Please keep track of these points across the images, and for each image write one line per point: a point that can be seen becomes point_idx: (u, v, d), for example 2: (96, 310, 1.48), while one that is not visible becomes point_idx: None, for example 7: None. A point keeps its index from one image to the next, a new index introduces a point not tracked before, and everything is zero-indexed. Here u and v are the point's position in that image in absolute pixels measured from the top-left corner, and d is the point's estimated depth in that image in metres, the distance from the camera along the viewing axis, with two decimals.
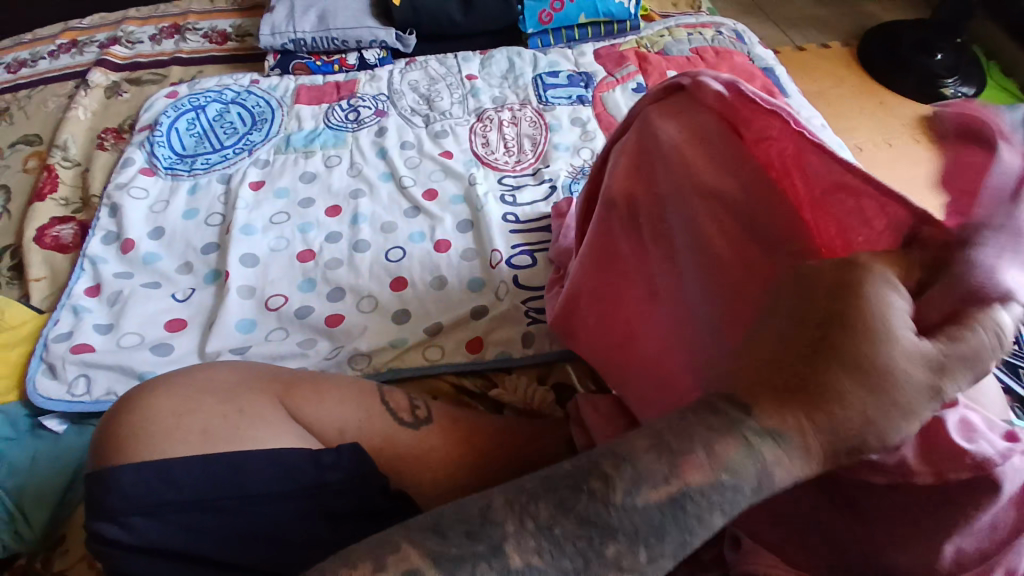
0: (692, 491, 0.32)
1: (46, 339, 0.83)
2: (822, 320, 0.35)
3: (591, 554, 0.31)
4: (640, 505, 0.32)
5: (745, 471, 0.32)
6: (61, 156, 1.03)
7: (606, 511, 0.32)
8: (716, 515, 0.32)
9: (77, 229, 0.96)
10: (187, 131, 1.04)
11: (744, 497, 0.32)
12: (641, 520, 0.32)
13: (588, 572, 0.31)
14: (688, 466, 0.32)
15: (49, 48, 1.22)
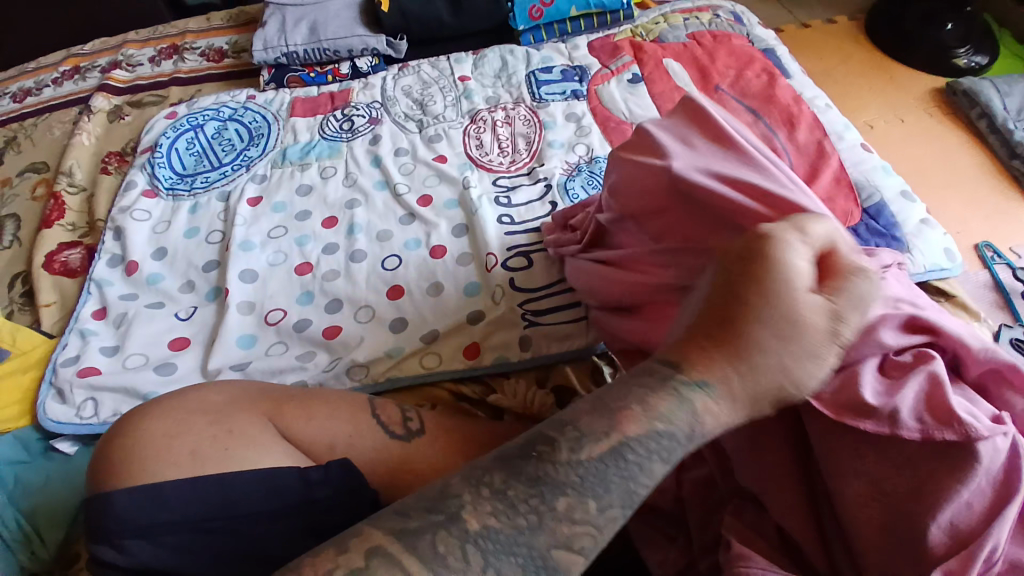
0: (629, 439, 0.41)
1: (55, 364, 0.85)
2: (736, 284, 0.45)
3: (543, 509, 0.39)
4: (584, 457, 0.40)
5: (676, 419, 0.42)
6: (66, 182, 1.06)
7: (552, 468, 0.40)
8: (654, 459, 0.41)
9: (84, 253, 0.98)
10: (187, 151, 1.06)
11: (678, 443, 0.41)
12: (584, 471, 0.40)
13: (541, 523, 0.38)
14: (626, 420, 0.41)
15: (54, 76, 1.25)
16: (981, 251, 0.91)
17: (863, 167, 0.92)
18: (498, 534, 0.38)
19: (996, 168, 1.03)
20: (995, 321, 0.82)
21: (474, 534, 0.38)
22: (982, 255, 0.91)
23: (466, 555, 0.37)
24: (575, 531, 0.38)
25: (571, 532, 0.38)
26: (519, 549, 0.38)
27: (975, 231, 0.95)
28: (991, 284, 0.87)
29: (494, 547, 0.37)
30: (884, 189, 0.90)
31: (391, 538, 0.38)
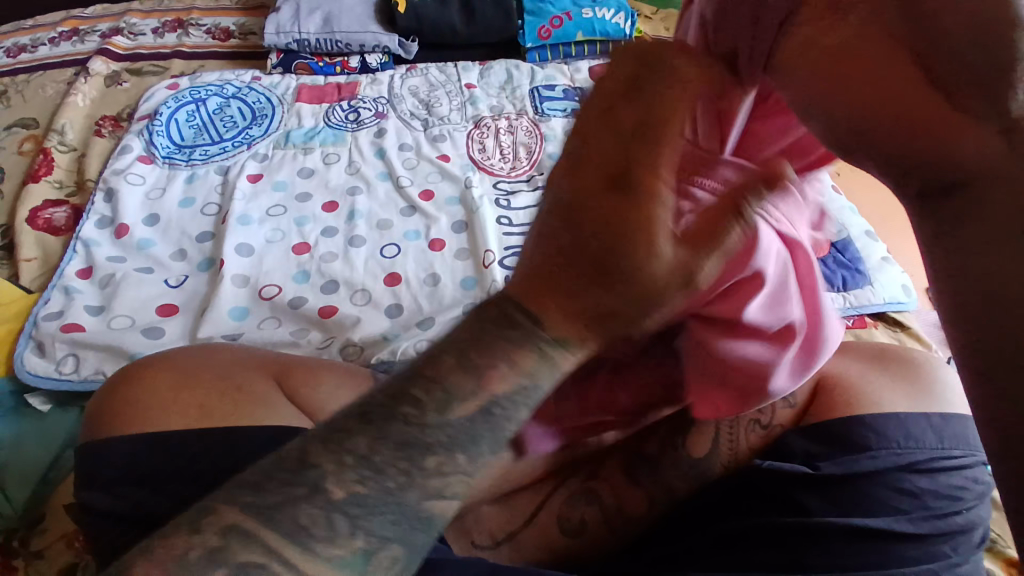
0: (501, 398, 0.37)
1: (36, 317, 0.83)
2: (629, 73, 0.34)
3: (413, 469, 0.36)
4: (452, 417, 0.37)
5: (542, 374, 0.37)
6: (58, 140, 1.04)
7: (418, 429, 0.36)
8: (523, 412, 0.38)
9: (70, 213, 0.96)
10: (186, 122, 1.05)
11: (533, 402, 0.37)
12: (453, 430, 0.37)
13: (411, 481, 0.36)
14: (493, 378, 0.37)
15: (51, 36, 1.22)
16: (931, 293, 1.01)
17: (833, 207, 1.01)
18: (365, 497, 0.35)
19: None
20: (944, 355, 0.92)
21: (340, 501, 0.35)
22: (932, 297, 1.01)
23: (333, 522, 0.35)
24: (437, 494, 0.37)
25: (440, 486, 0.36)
26: (389, 508, 0.36)
27: (928, 276, 1.05)
28: (939, 323, 0.97)
29: (362, 511, 0.35)
30: (851, 228, 0.98)
31: (246, 515, 0.34)
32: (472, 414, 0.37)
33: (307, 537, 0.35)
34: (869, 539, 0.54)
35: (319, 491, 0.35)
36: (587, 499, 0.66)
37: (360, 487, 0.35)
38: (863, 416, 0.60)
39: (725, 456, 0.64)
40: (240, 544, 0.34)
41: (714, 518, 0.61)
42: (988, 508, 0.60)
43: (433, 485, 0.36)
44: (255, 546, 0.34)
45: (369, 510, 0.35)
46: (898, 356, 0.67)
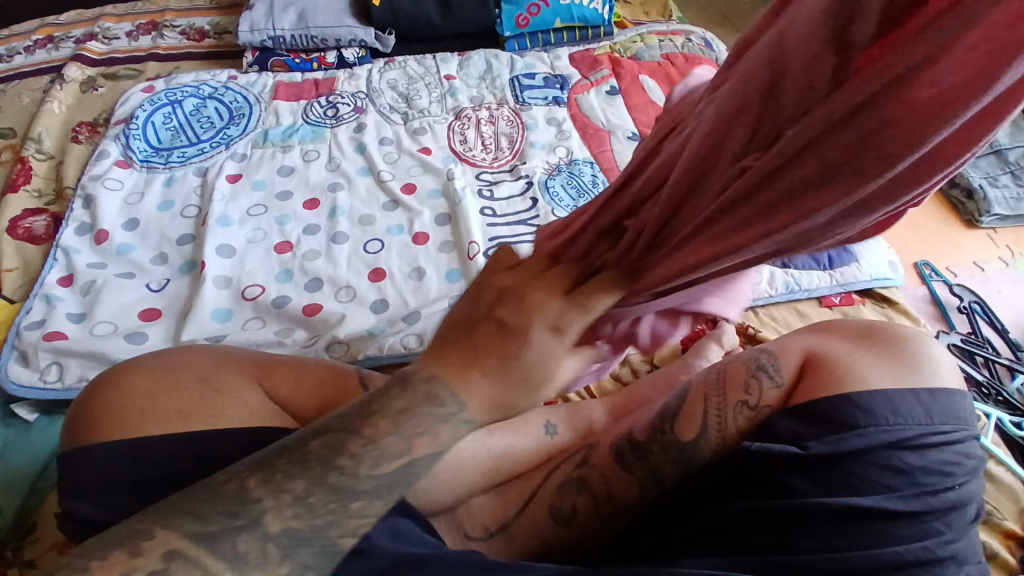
0: (418, 463, 0.39)
1: (18, 327, 0.82)
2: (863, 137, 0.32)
3: (338, 510, 0.39)
4: (380, 473, 0.39)
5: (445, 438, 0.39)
6: (34, 148, 1.02)
7: (349, 479, 0.38)
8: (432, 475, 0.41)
9: (50, 221, 0.95)
10: (164, 125, 1.04)
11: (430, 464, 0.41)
12: (377, 482, 0.39)
13: (334, 521, 0.39)
14: (417, 446, 0.39)
15: (24, 44, 1.21)
16: (919, 269, 1.01)
17: None
18: (298, 532, 0.38)
19: (937, 196, 1.13)
20: (933, 329, 0.92)
21: (275, 534, 0.38)
22: (920, 273, 1.00)
23: (267, 551, 0.38)
24: (361, 523, 0.40)
25: (358, 525, 0.40)
26: (315, 541, 0.39)
27: (916, 250, 1.05)
28: (928, 298, 0.97)
29: (292, 543, 0.38)
30: None
31: (189, 542, 0.37)
32: (401, 468, 0.39)
33: (240, 555, 0.37)
34: (858, 518, 0.54)
35: (257, 522, 0.38)
36: (578, 486, 0.66)
37: (295, 521, 0.38)
38: (851, 395, 0.59)
39: (713, 438, 0.64)
40: (181, 567, 0.36)
41: (705, 504, 0.62)
42: (981, 480, 0.59)
43: (353, 522, 0.40)
44: (195, 570, 0.36)
45: (299, 541, 0.38)
46: (885, 331, 0.66)
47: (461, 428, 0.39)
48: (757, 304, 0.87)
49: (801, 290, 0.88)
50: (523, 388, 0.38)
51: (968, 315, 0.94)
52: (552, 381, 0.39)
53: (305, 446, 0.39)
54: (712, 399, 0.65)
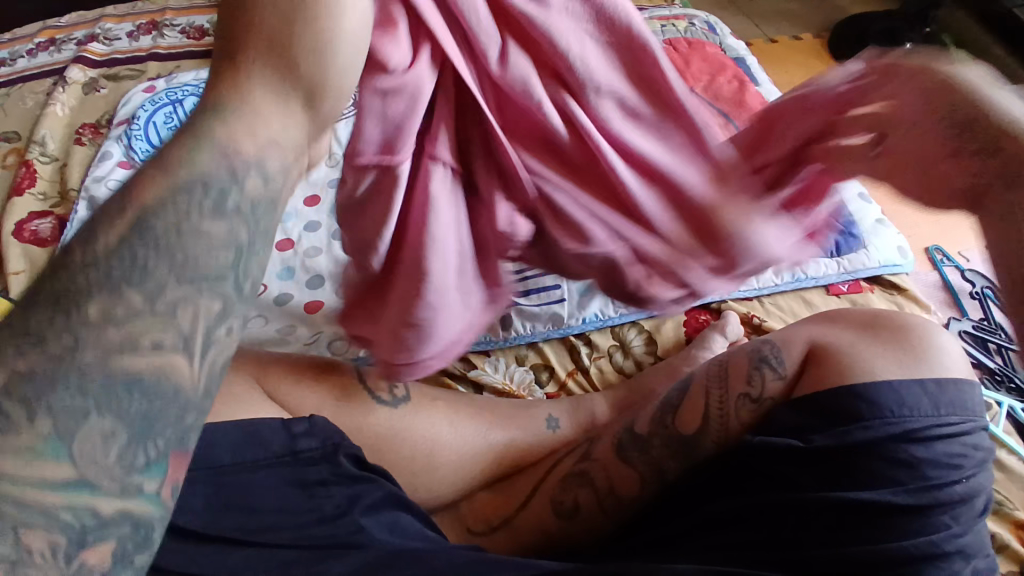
0: (153, 211, 0.31)
1: None
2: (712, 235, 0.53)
3: (69, 321, 0.29)
4: (100, 250, 0.30)
5: (208, 161, 0.32)
6: (39, 151, 1.03)
7: (69, 282, 0.29)
8: (206, 214, 0.31)
9: (55, 223, 0.95)
10: (165, 124, 1.04)
11: (228, 185, 0.32)
12: (111, 263, 0.30)
13: (76, 337, 0.29)
14: (143, 188, 0.31)
15: (27, 47, 1.22)
16: (931, 254, 0.99)
17: None
18: (27, 381, 0.28)
19: None
20: (944, 316, 0.91)
21: (6, 388, 0.28)
22: (932, 258, 0.99)
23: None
24: (141, 328, 0.30)
25: (128, 333, 0.30)
26: (74, 391, 0.29)
27: (927, 236, 1.03)
28: (940, 284, 0.96)
29: (34, 397, 0.28)
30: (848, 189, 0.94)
31: None
32: (126, 235, 0.30)
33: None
34: (861, 511, 0.53)
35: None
36: (580, 480, 0.65)
37: (19, 361, 0.28)
38: (856, 387, 0.57)
39: (716, 431, 0.63)
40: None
41: (706, 498, 0.61)
42: (989, 472, 0.58)
43: (114, 336, 0.29)
44: None
45: (40, 386, 0.28)
46: (892, 322, 0.65)
47: (226, 123, 0.32)
48: (762, 294, 0.86)
49: (808, 279, 0.86)
50: (286, 32, 0.32)
51: (980, 301, 0.93)
52: (335, 20, 0.34)
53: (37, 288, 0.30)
54: (713, 391, 0.64)
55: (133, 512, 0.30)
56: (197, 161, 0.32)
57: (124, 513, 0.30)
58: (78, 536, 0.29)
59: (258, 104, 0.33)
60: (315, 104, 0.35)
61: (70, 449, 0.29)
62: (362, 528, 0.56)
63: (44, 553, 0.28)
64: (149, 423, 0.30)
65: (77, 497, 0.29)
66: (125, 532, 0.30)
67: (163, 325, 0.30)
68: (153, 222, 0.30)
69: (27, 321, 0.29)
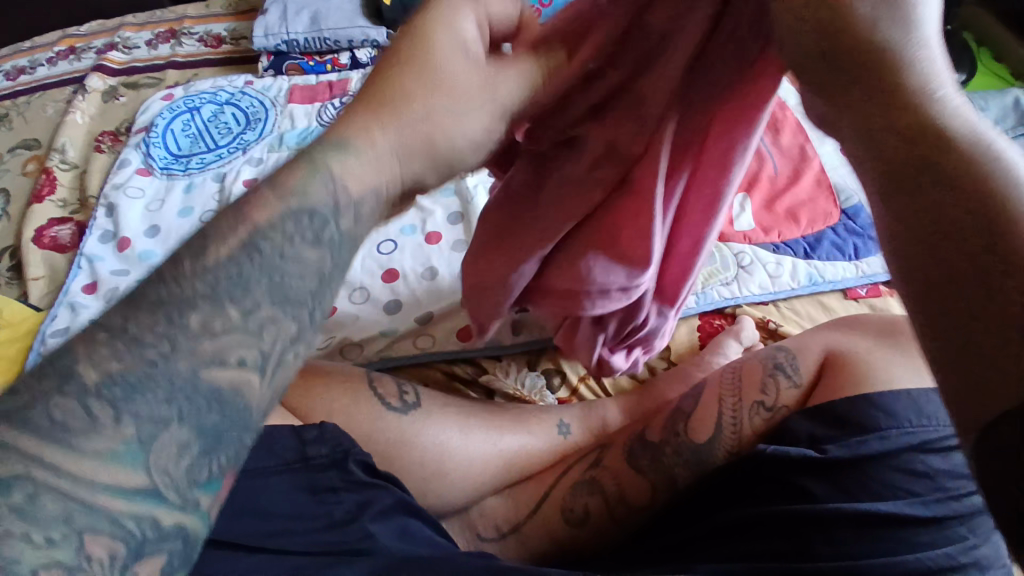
0: (260, 231, 0.35)
1: (44, 334, 0.84)
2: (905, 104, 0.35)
3: (168, 334, 0.33)
4: (211, 263, 0.34)
5: (313, 189, 0.37)
6: (59, 159, 1.05)
7: (173, 286, 0.33)
8: (297, 242, 0.36)
9: (75, 229, 0.97)
10: (183, 132, 1.06)
11: (325, 215, 0.37)
12: (211, 279, 0.34)
13: (163, 353, 0.32)
14: (255, 209, 0.36)
15: (49, 56, 1.24)
16: None
17: (843, 171, 0.97)
18: (115, 381, 0.31)
19: None
20: None
21: (92, 385, 0.31)
22: None
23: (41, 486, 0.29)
24: (224, 345, 0.34)
25: (218, 347, 0.33)
26: (145, 401, 0.31)
27: None
28: None
29: (120, 396, 0.31)
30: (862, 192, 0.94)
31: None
32: (236, 248, 0.35)
33: (57, 432, 0.30)
34: (878, 525, 0.51)
35: (70, 377, 0.31)
36: (590, 488, 0.65)
37: (116, 364, 0.31)
38: (871, 396, 0.57)
39: (728, 442, 0.63)
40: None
41: (719, 507, 0.60)
42: None
43: (209, 349, 0.33)
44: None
45: (132, 392, 0.31)
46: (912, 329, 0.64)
47: (335, 156, 0.38)
48: (779, 298, 0.85)
49: (825, 282, 0.85)
50: (428, 124, 0.39)
51: None
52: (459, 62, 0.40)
53: (143, 288, 0.34)
54: (727, 398, 0.65)
55: (187, 528, 0.32)
56: (308, 194, 0.37)
57: (177, 527, 0.32)
58: (137, 546, 0.31)
59: (383, 148, 0.39)
60: (432, 163, 0.41)
61: (146, 458, 0.31)
62: (372, 533, 0.55)
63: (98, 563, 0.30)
64: (219, 439, 0.33)
65: (143, 508, 0.31)
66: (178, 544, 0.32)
67: (246, 344, 0.34)
68: (258, 244, 0.35)
69: (135, 311, 0.33)
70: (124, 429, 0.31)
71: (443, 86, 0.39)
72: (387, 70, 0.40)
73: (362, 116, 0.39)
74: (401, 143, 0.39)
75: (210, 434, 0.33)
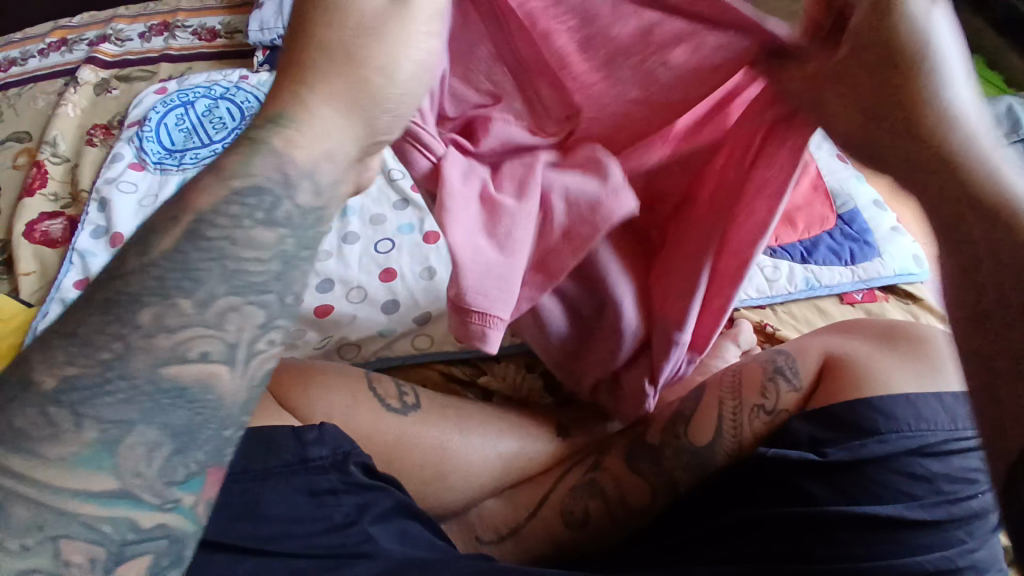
0: (206, 216, 0.37)
1: (35, 331, 0.82)
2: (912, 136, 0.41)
3: (123, 331, 0.35)
4: (155, 258, 0.36)
5: (257, 168, 0.38)
6: (50, 152, 1.03)
7: (123, 284, 0.36)
8: (253, 221, 0.37)
9: (66, 224, 0.96)
10: (177, 126, 1.04)
11: (274, 196, 0.38)
12: (162, 272, 0.36)
13: (124, 350, 0.35)
14: (198, 197, 0.38)
15: (39, 47, 1.22)
16: None
17: (840, 176, 0.98)
18: (76, 382, 0.35)
19: None
20: None
21: (54, 392, 0.34)
22: None
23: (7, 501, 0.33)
24: (189, 338, 0.36)
25: (182, 340, 0.36)
26: (109, 397, 0.35)
27: None
28: None
29: (81, 399, 0.35)
30: (858, 198, 0.95)
31: None
32: (181, 241, 0.37)
33: (27, 441, 0.34)
34: (878, 530, 0.52)
35: (28, 388, 0.34)
36: (590, 491, 0.65)
37: (72, 370, 0.35)
38: (870, 399, 0.57)
39: (728, 446, 0.63)
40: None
41: (716, 510, 0.60)
42: None
43: (165, 346, 0.36)
44: None
45: (91, 397, 0.35)
46: (909, 332, 0.64)
47: (280, 133, 0.38)
48: (775, 302, 0.85)
49: (821, 287, 0.86)
50: (364, 87, 0.38)
51: None
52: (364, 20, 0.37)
53: (97, 292, 0.36)
54: (726, 401, 0.64)
55: (170, 528, 0.36)
56: (253, 173, 0.38)
57: (159, 525, 0.36)
58: (116, 548, 0.35)
59: (321, 125, 0.39)
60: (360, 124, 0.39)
61: (115, 461, 0.35)
62: (374, 535, 0.55)
63: (83, 564, 0.35)
64: (189, 441, 0.36)
65: (118, 510, 0.35)
66: (160, 544, 0.36)
67: (209, 338, 0.36)
68: (203, 228, 0.37)
69: (89, 317, 0.36)
70: (85, 434, 0.34)
71: (382, 22, 0.37)
72: (311, 24, 0.38)
73: (297, 83, 0.38)
74: (345, 112, 0.39)
75: (174, 437, 0.36)
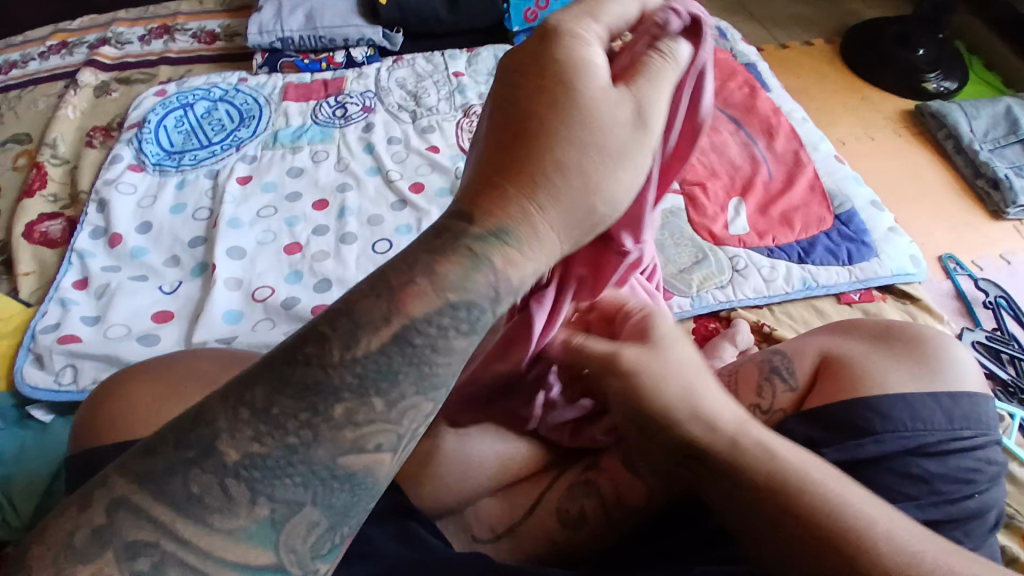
0: (415, 321, 0.36)
1: (34, 331, 0.82)
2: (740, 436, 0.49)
3: (315, 420, 0.34)
4: (360, 351, 0.35)
5: (472, 285, 0.36)
6: (50, 154, 1.04)
7: (322, 370, 0.35)
8: (452, 334, 0.36)
9: (65, 225, 0.96)
10: (176, 128, 1.05)
11: (482, 310, 0.37)
12: (361, 367, 0.35)
13: (316, 438, 0.34)
14: (409, 299, 0.36)
15: (40, 50, 1.23)
16: (943, 262, 0.99)
17: (837, 177, 0.98)
18: (263, 459, 0.34)
19: (960, 186, 1.11)
20: (957, 326, 0.89)
21: (235, 465, 0.34)
22: (945, 266, 0.98)
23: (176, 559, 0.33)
24: (365, 434, 0.35)
25: (359, 436, 0.35)
26: (291, 470, 0.34)
27: (939, 244, 1.02)
28: (953, 293, 0.94)
29: (261, 475, 0.34)
30: (855, 198, 0.95)
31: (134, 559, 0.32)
32: (387, 342, 0.35)
33: (201, 511, 0.33)
34: None
35: (210, 454, 0.34)
36: (585, 491, 0.64)
37: (257, 447, 0.34)
38: (866, 398, 0.57)
39: None
40: (128, 518, 0.33)
41: None
42: (1003, 487, 0.58)
43: (349, 438, 0.35)
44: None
45: (271, 476, 0.34)
46: (905, 332, 0.64)
47: (497, 246, 0.37)
48: (772, 303, 0.85)
49: (818, 287, 0.86)
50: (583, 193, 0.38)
51: (994, 311, 0.92)
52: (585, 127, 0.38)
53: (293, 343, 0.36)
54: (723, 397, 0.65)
55: None
56: (466, 287, 0.36)
57: None
58: None
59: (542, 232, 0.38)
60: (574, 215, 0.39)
61: (278, 538, 0.35)
62: (370, 538, 0.56)
63: None
64: (342, 519, 0.36)
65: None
66: None
67: (384, 431, 0.36)
68: (410, 335, 0.36)
69: (282, 392, 0.34)
70: (257, 510, 0.34)
71: (628, 152, 0.39)
72: (536, 117, 0.37)
73: (505, 181, 0.38)
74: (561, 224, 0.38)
75: (329, 514, 0.36)
